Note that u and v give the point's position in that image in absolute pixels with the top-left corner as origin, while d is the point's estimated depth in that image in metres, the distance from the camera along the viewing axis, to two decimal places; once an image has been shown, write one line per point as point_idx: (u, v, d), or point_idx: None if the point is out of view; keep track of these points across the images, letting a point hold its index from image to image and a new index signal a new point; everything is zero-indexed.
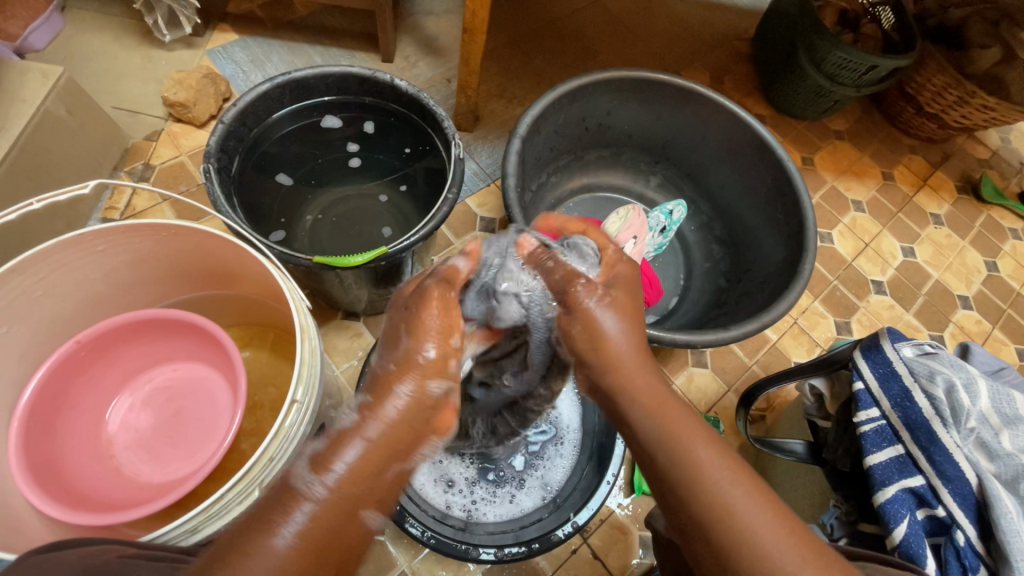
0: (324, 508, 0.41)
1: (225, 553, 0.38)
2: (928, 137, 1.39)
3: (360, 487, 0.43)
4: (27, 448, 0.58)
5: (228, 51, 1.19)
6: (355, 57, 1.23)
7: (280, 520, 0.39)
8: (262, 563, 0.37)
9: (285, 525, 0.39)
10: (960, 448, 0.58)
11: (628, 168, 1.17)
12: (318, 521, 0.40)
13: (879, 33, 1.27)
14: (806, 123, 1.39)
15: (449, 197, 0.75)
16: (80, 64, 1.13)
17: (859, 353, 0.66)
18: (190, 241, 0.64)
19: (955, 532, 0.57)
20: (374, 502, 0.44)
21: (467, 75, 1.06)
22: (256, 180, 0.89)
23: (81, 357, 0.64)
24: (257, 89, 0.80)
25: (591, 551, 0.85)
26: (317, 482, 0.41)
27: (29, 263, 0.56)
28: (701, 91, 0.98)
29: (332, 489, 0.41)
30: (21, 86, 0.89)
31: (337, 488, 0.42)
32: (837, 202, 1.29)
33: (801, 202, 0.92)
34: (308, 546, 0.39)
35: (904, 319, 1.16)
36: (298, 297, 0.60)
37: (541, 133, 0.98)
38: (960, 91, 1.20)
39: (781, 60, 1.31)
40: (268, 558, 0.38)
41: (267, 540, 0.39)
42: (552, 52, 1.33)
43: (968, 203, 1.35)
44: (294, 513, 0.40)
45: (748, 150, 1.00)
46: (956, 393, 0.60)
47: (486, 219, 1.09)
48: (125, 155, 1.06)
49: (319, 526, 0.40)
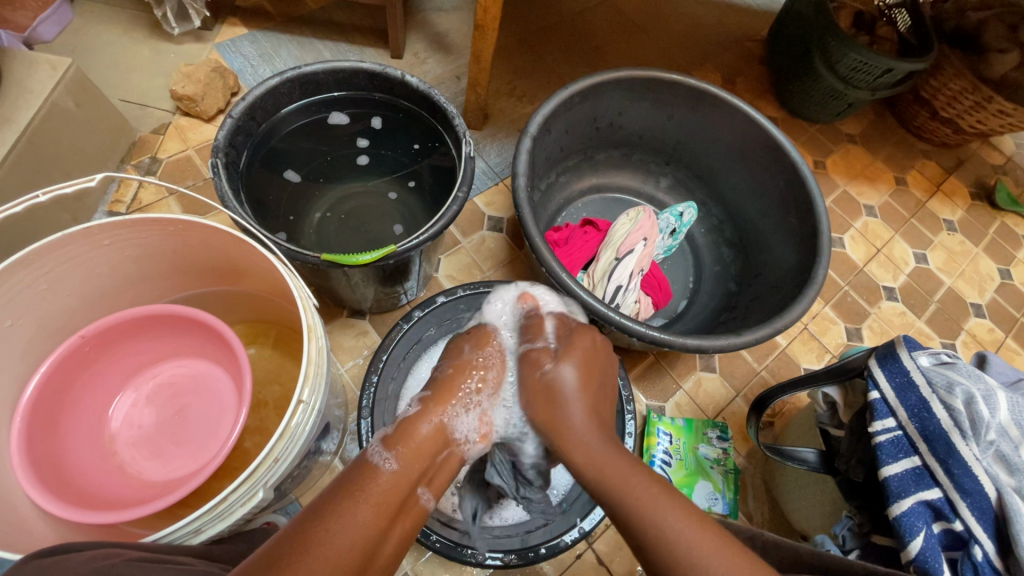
0: (399, 479, 0.48)
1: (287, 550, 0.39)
2: (942, 143, 1.37)
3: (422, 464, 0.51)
4: (28, 445, 0.57)
5: (236, 45, 1.18)
6: (364, 52, 1.22)
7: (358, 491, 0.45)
8: (347, 523, 0.42)
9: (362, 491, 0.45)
10: (979, 461, 0.57)
11: (637, 169, 1.16)
12: (393, 488, 0.47)
13: (895, 36, 1.25)
14: (819, 126, 1.38)
15: (459, 196, 0.74)
16: (87, 55, 1.13)
17: (874, 362, 0.65)
18: (197, 236, 0.63)
19: (972, 546, 0.56)
20: (425, 479, 0.51)
21: (477, 72, 1.05)
22: (263, 176, 0.88)
23: (86, 352, 0.64)
24: (266, 83, 0.79)
25: (596, 556, 0.84)
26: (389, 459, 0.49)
27: (33, 257, 0.55)
28: (714, 92, 0.97)
29: (400, 463, 0.49)
30: (27, 77, 0.88)
31: (406, 462, 0.50)
32: (849, 206, 1.28)
33: (815, 205, 0.90)
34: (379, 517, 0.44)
35: (915, 326, 1.15)
36: (306, 296, 0.59)
37: (552, 132, 0.97)
38: (977, 97, 1.20)
39: (794, 61, 1.29)
40: (352, 521, 0.42)
41: (351, 503, 0.44)
42: (563, 50, 1.31)
43: (981, 210, 1.33)
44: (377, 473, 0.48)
45: (761, 152, 0.99)
46: (975, 405, 0.58)
47: (494, 219, 1.08)
48: (133, 149, 1.05)
49: (391, 490, 0.46)
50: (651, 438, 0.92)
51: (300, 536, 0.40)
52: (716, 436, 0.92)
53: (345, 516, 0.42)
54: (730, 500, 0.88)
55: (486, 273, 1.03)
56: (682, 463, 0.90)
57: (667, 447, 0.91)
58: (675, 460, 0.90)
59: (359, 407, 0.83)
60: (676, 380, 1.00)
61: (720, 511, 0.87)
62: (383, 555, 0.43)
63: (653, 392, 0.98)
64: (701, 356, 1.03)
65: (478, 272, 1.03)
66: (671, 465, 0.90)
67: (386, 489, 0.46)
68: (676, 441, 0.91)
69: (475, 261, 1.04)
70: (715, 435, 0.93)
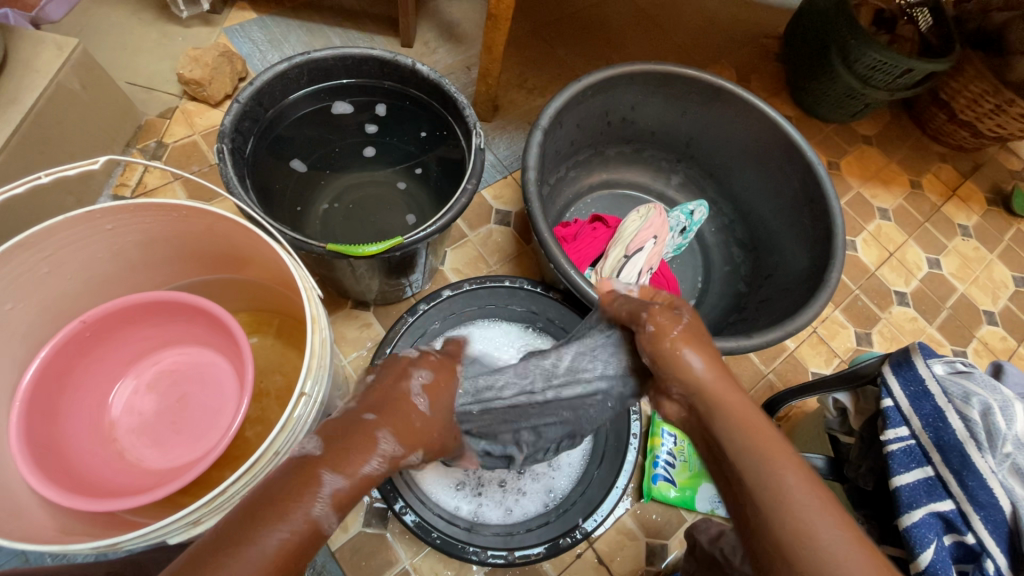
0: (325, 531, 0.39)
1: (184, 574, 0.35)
2: (960, 146, 1.34)
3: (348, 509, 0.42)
4: (27, 430, 0.56)
5: (245, 30, 1.16)
6: (374, 40, 1.20)
7: (282, 525, 0.38)
8: (252, 563, 0.36)
9: (285, 527, 0.38)
10: (994, 474, 0.56)
11: (649, 166, 1.14)
12: (309, 540, 0.38)
13: (916, 36, 1.22)
14: (834, 125, 1.35)
15: (468, 188, 0.73)
16: (95, 38, 1.11)
17: (888, 369, 0.63)
18: (202, 223, 0.62)
19: (984, 559, 0.55)
20: None
21: (489, 62, 1.03)
22: (269, 165, 0.86)
23: (86, 337, 0.63)
24: (274, 68, 0.77)
25: (596, 556, 0.83)
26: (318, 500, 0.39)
27: (35, 239, 0.54)
28: (730, 88, 0.95)
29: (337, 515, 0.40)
30: (34, 56, 0.87)
31: (340, 508, 0.40)
32: (863, 209, 1.26)
33: (830, 208, 0.88)
34: (296, 556, 0.38)
35: (926, 332, 1.13)
36: (310, 286, 0.58)
37: (563, 125, 0.95)
38: (998, 100, 1.17)
39: (812, 59, 1.26)
40: (257, 561, 0.36)
41: (263, 536, 0.37)
42: (576, 43, 1.29)
43: (997, 216, 1.31)
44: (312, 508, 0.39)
45: (776, 151, 0.97)
46: (992, 416, 0.57)
47: (502, 212, 1.07)
48: (138, 133, 1.04)
49: (309, 537, 0.38)
50: (654, 439, 0.90)
51: (205, 570, 0.35)
52: None
53: (252, 544, 0.36)
54: None
55: (492, 267, 1.02)
56: (685, 464, 0.89)
57: (671, 448, 0.89)
58: (678, 461, 0.89)
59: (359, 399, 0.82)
60: None
61: (722, 514, 0.87)
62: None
63: None
64: None
65: (484, 266, 1.02)
66: (675, 466, 0.88)
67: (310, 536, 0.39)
68: (681, 442, 0.90)
69: (482, 254, 1.02)
70: None
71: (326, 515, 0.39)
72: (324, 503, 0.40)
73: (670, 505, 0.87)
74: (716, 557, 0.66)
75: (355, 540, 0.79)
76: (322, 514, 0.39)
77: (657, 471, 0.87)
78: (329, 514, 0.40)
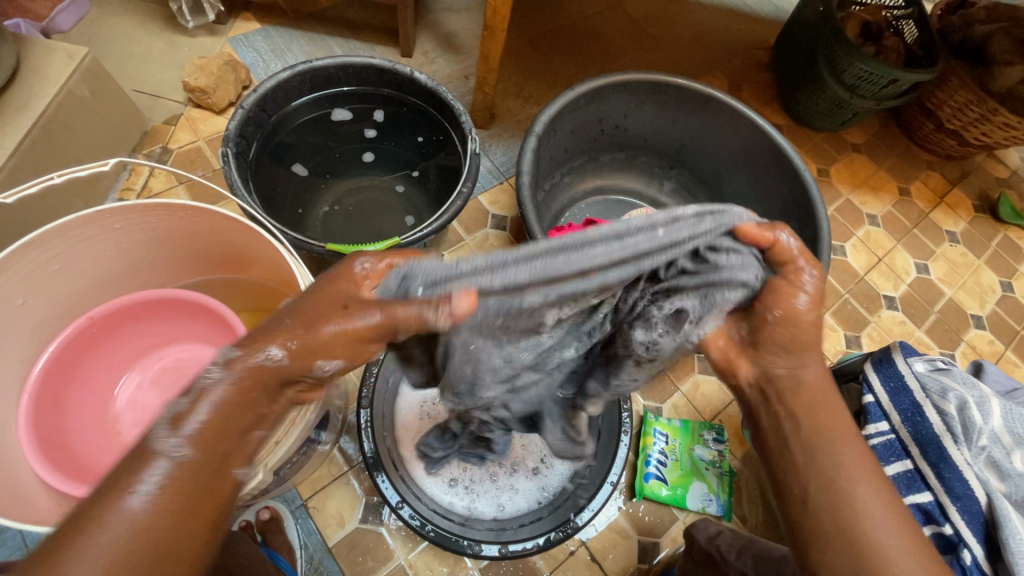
0: (192, 469, 0.38)
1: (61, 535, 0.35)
2: (947, 154, 1.37)
3: (228, 442, 0.40)
4: (32, 421, 0.58)
5: (249, 40, 1.20)
6: (374, 50, 1.23)
7: (135, 479, 0.36)
8: (117, 521, 0.35)
9: (139, 484, 0.36)
10: (970, 466, 0.57)
11: (642, 172, 1.17)
12: (175, 480, 0.37)
13: (901, 47, 1.26)
14: (823, 134, 1.38)
15: (463, 191, 0.75)
16: (103, 47, 1.15)
17: (870, 366, 0.66)
18: (207, 223, 0.65)
19: (961, 550, 0.55)
20: (244, 459, 0.41)
21: (485, 71, 1.06)
22: (271, 170, 0.89)
23: (93, 333, 0.65)
24: (277, 76, 0.80)
25: (589, 553, 0.84)
26: (171, 437, 0.38)
27: (47, 238, 0.57)
28: (719, 97, 0.98)
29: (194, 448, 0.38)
30: (45, 65, 0.90)
31: (201, 447, 0.38)
32: (852, 215, 1.28)
33: (816, 213, 0.91)
34: (170, 500, 0.37)
35: (915, 335, 1.15)
36: (310, 283, 0.60)
37: (558, 132, 0.98)
38: (982, 109, 1.20)
39: (801, 68, 1.29)
40: (121, 518, 0.35)
41: (122, 497, 0.36)
42: (571, 53, 1.33)
43: (984, 222, 1.34)
44: (154, 463, 0.37)
45: (764, 158, 1.00)
46: (968, 410, 0.59)
47: (498, 217, 1.09)
48: (144, 138, 1.07)
49: (181, 486, 0.37)
50: (646, 439, 0.92)
51: (69, 534, 0.34)
52: (711, 439, 0.93)
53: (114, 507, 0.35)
54: (724, 502, 0.89)
55: None
56: (677, 463, 0.90)
57: (663, 447, 0.91)
58: (670, 460, 0.90)
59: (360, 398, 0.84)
60: (674, 382, 1.00)
61: (713, 512, 0.88)
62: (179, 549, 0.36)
63: (652, 393, 0.99)
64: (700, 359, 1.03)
65: None
66: (667, 465, 0.90)
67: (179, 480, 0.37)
68: (673, 441, 0.91)
69: None
70: (710, 437, 0.93)
71: (179, 451, 0.37)
72: (174, 439, 0.38)
73: (662, 504, 0.89)
74: (711, 555, 0.68)
75: (352, 536, 0.81)
76: (172, 447, 0.37)
77: (649, 469, 0.89)
78: (179, 444, 0.38)
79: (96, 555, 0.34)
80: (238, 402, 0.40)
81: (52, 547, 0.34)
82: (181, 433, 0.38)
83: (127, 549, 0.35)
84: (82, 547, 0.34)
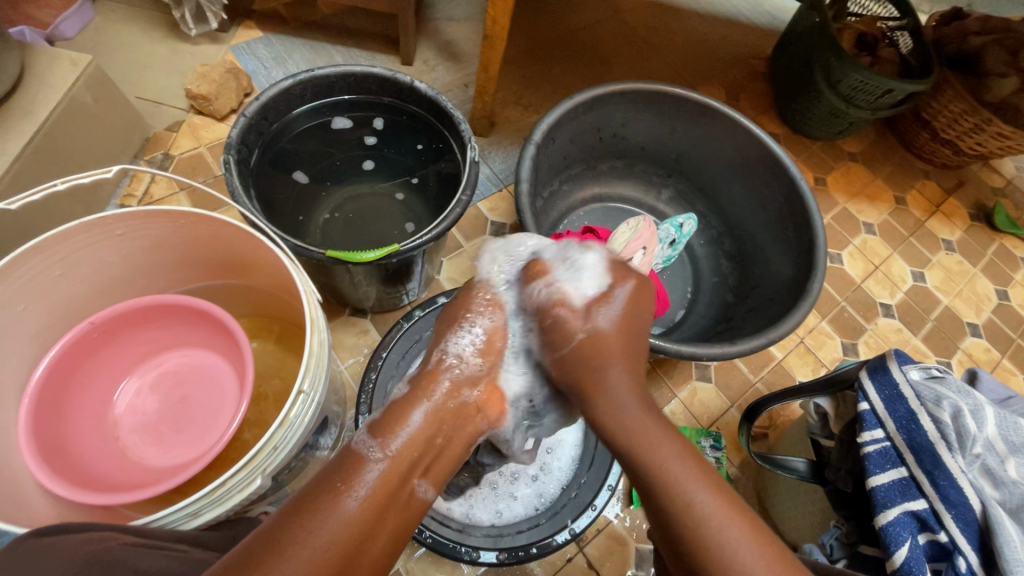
0: (389, 473, 0.43)
1: (260, 546, 0.37)
2: (942, 163, 1.38)
3: (414, 454, 0.46)
4: (35, 427, 0.59)
5: (251, 47, 1.21)
6: (375, 58, 1.25)
7: (353, 482, 0.41)
8: (330, 521, 0.39)
9: (356, 487, 0.41)
10: (964, 474, 0.58)
11: (640, 180, 1.18)
12: (383, 484, 0.42)
13: (896, 58, 1.27)
14: (819, 143, 1.40)
15: (462, 199, 0.76)
16: (106, 54, 1.16)
17: (864, 373, 0.66)
18: (208, 230, 0.65)
19: (956, 557, 0.56)
20: (422, 470, 0.46)
21: (485, 80, 1.07)
22: (272, 177, 0.90)
23: (94, 339, 0.65)
24: (279, 84, 0.81)
25: (586, 560, 0.84)
26: (378, 446, 0.45)
27: (49, 244, 0.57)
28: (716, 106, 0.99)
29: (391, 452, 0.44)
30: (49, 72, 0.91)
31: (397, 450, 0.45)
32: (848, 223, 1.29)
33: (812, 221, 0.92)
34: (374, 504, 0.41)
35: (911, 343, 1.16)
36: (310, 289, 0.60)
37: (556, 141, 0.99)
38: (977, 119, 1.21)
39: (798, 78, 1.31)
40: (338, 517, 0.39)
41: (340, 498, 0.40)
42: (570, 62, 1.34)
43: (980, 231, 1.35)
44: (369, 469, 0.43)
45: (761, 167, 1.00)
46: (962, 418, 0.59)
47: (497, 224, 1.10)
48: (146, 144, 1.08)
49: (380, 486, 0.42)
50: None
51: (276, 541, 0.37)
52: (708, 445, 0.94)
53: (321, 515, 0.39)
54: None
55: None
56: None
57: None
58: None
59: (358, 403, 0.84)
60: (672, 389, 1.01)
61: None
62: (370, 555, 0.40)
63: None
64: (697, 366, 1.04)
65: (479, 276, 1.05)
66: None
67: (378, 485, 0.42)
68: None
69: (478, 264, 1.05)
70: (707, 443, 0.94)
71: (380, 453, 0.44)
72: (374, 443, 0.45)
73: None
74: None
75: None
76: (368, 448, 0.45)
77: None
78: (373, 445, 0.45)
79: (309, 553, 0.37)
80: (435, 420, 0.49)
81: (253, 555, 0.36)
82: (390, 448, 0.45)
83: (330, 546, 0.38)
84: (296, 544, 0.37)
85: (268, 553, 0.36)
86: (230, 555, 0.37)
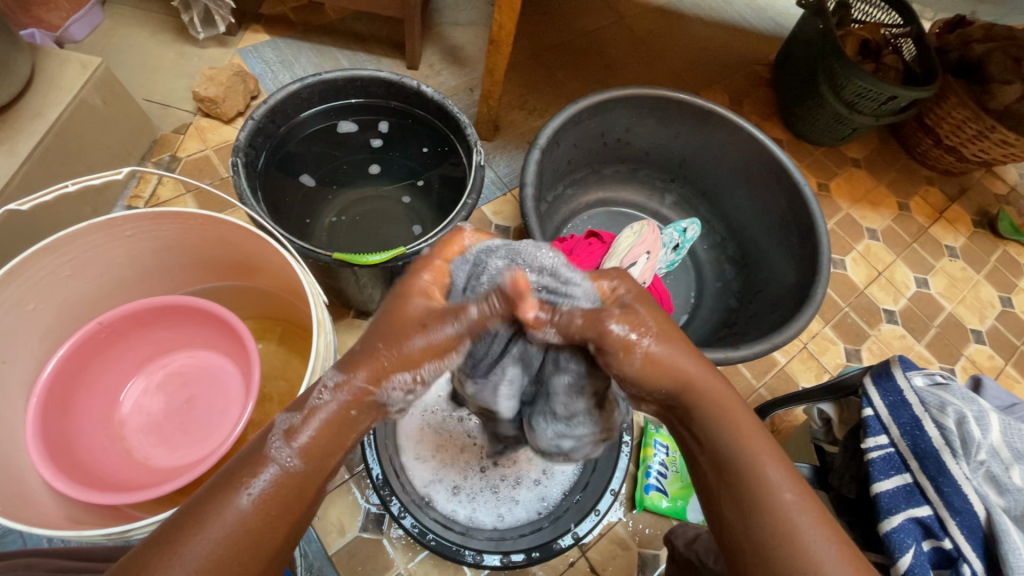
0: (291, 479, 0.42)
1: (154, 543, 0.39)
2: (946, 170, 1.38)
3: (325, 458, 0.44)
4: (42, 425, 0.59)
5: (258, 51, 1.22)
6: (381, 62, 1.25)
7: (249, 480, 0.41)
8: (223, 520, 0.40)
9: (250, 486, 0.41)
10: (968, 481, 0.58)
11: (644, 184, 1.18)
12: (279, 486, 0.42)
13: (900, 64, 1.27)
14: (823, 149, 1.40)
15: (468, 203, 0.76)
16: (115, 57, 1.17)
17: (869, 379, 0.66)
18: (216, 232, 0.66)
19: (961, 564, 0.56)
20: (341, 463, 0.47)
21: (490, 84, 1.08)
22: (279, 180, 0.90)
23: (102, 338, 0.66)
24: (287, 88, 0.82)
25: (588, 564, 0.84)
26: (284, 448, 0.43)
27: (59, 244, 0.58)
28: (720, 112, 1.00)
29: (301, 460, 0.43)
30: (58, 75, 0.92)
31: (307, 458, 0.43)
32: (852, 229, 1.29)
33: (816, 227, 0.92)
34: (271, 507, 0.41)
35: (915, 349, 1.16)
36: (316, 292, 0.60)
37: (560, 145, 0.99)
38: (979, 126, 1.21)
39: (801, 84, 1.31)
40: (227, 518, 0.40)
41: (232, 496, 0.41)
42: (574, 67, 1.35)
43: (983, 237, 1.35)
44: (263, 472, 0.42)
45: (764, 172, 1.01)
46: (967, 425, 0.59)
47: (501, 227, 1.11)
48: (153, 146, 1.09)
49: (282, 489, 0.42)
50: (646, 450, 0.92)
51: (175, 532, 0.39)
52: None
53: (216, 511, 0.40)
54: None
55: None
56: (677, 475, 0.90)
57: (663, 459, 0.91)
58: (670, 471, 0.90)
59: None
60: None
61: None
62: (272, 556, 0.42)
63: None
64: None
65: None
66: (667, 476, 0.90)
67: (280, 486, 0.42)
68: (673, 453, 0.92)
69: None
70: None
71: (289, 461, 0.42)
72: (285, 450, 0.43)
73: (661, 516, 0.88)
74: (693, 561, 0.69)
75: (352, 545, 0.81)
76: (281, 456, 0.42)
77: (650, 480, 0.89)
78: (285, 451, 0.43)
79: (197, 555, 0.39)
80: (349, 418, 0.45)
81: (151, 549, 0.39)
82: (291, 455, 0.43)
83: (226, 547, 0.40)
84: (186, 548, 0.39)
85: (162, 547, 0.39)
86: (138, 544, 0.40)
